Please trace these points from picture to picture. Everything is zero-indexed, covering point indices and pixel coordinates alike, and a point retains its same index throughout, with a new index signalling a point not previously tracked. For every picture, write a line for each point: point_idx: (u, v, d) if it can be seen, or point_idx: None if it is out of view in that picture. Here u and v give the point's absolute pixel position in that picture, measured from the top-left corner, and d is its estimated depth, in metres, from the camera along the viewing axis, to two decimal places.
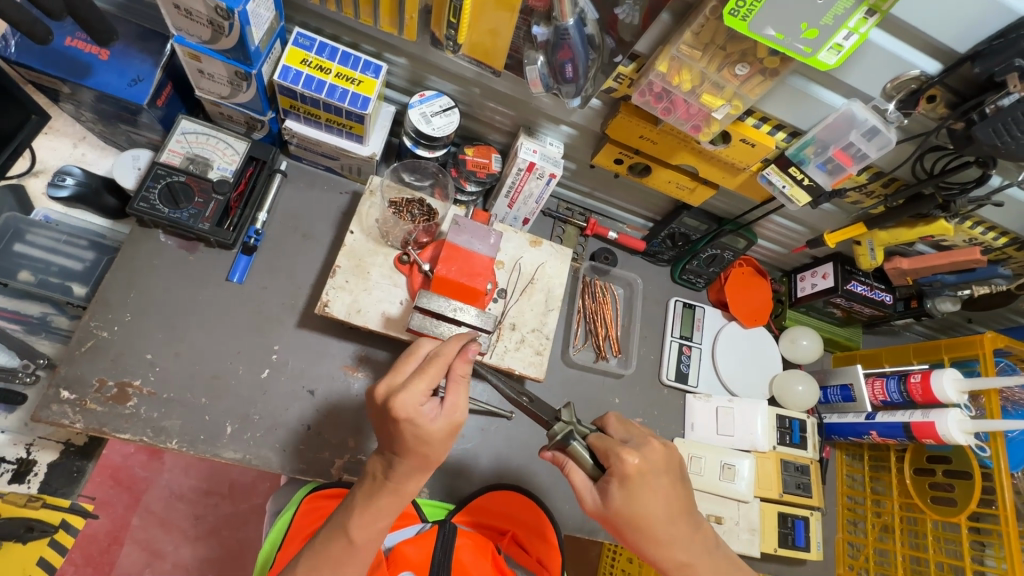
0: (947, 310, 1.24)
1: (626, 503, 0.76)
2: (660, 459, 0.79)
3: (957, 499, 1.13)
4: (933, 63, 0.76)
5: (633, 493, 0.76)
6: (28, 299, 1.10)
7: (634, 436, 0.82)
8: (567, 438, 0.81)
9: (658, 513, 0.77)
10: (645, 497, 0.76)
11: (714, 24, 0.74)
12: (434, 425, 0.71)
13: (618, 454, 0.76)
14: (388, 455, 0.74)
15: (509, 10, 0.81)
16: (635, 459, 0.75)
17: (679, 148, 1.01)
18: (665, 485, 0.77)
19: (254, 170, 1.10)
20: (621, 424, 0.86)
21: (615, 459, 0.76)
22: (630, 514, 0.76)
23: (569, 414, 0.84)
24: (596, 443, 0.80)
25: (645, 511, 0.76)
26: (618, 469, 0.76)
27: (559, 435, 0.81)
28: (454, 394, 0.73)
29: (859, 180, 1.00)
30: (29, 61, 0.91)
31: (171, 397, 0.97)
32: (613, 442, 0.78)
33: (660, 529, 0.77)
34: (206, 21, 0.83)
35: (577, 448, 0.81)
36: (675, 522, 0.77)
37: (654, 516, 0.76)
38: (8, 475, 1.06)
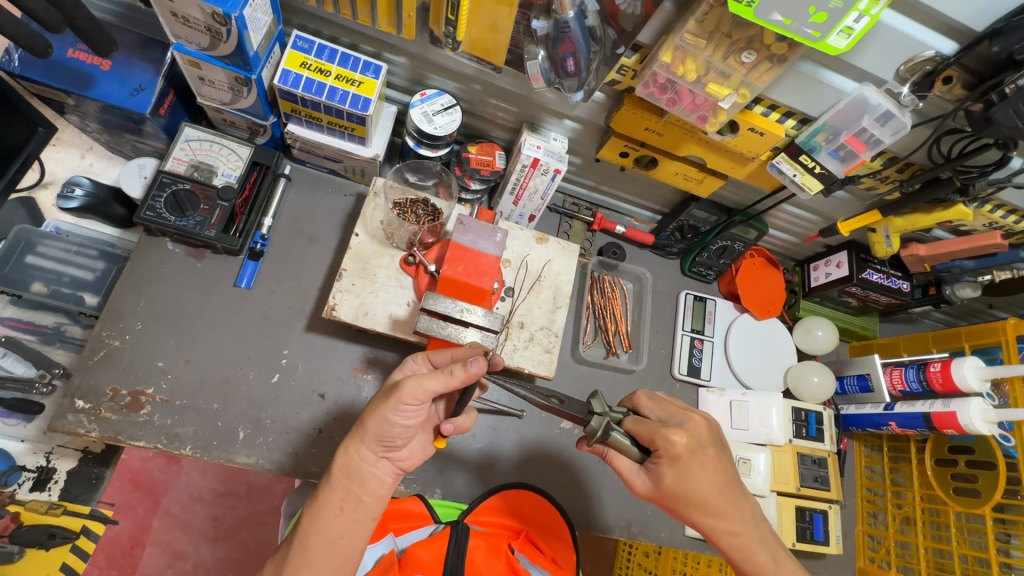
0: (967, 296, 1.21)
1: (680, 479, 0.79)
2: (703, 434, 0.81)
3: (980, 490, 1.11)
4: (949, 43, 0.73)
5: (684, 470, 0.78)
6: (41, 310, 1.13)
7: (674, 415, 0.84)
8: (606, 432, 0.80)
9: (709, 488, 0.79)
10: (697, 472, 0.79)
11: (718, 11, 0.72)
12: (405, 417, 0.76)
13: (665, 434, 0.79)
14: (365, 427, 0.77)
15: (508, 4, 0.80)
16: (682, 436, 0.79)
17: (686, 139, 0.99)
18: (714, 458, 0.80)
19: (259, 175, 1.10)
20: (652, 402, 0.87)
21: (661, 438, 0.79)
22: (685, 492, 0.79)
23: (601, 405, 0.82)
24: (636, 429, 0.82)
25: (697, 485, 0.79)
26: (667, 448, 0.78)
27: (599, 430, 0.79)
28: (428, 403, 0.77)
29: (873, 165, 0.97)
30: (33, 75, 0.92)
31: (183, 404, 0.98)
32: (657, 425, 0.80)
33: (714, 500, 0.79)
34: (204, 28, 0.83)
35: (618, 439, 0.81)
36: (726, 494, 0.80)
37: (705, 489, 0.79)
38: (31, 482, 1.09)
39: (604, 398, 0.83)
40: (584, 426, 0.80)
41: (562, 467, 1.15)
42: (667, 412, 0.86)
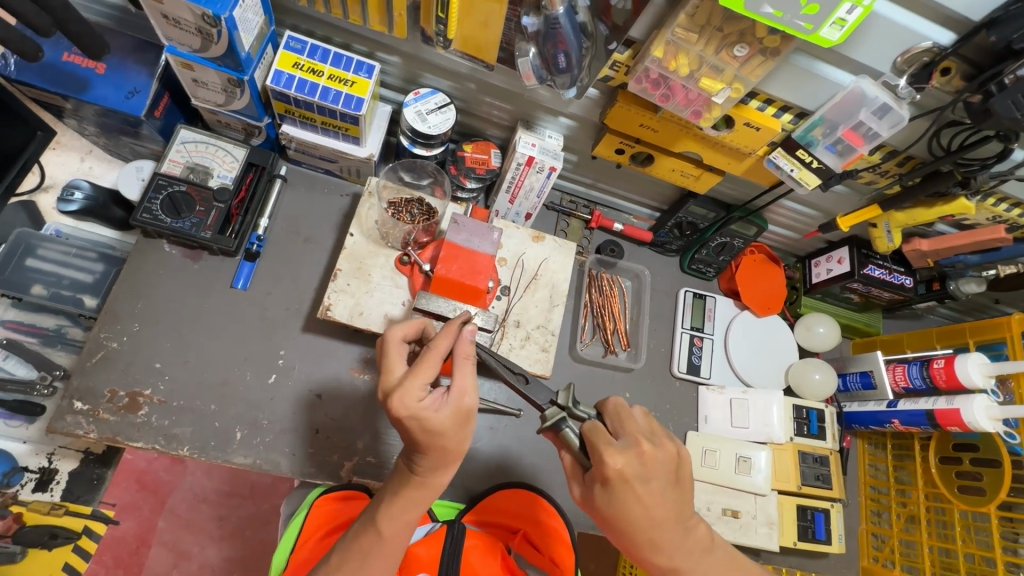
0: (972, 291, 1.18)
1: (611, 502, 0.76)
2: (643, 463, 0.76)
3: (986, 488, 1.09)
4: (947, 33, 0.72)
5: (615, 497, 0.75)
6: (42, 312, 1.14)
7: (625, 433, 0.79)
8: (559, 424, 0.81)
9: (641, 515, 0.76)
10: (631, 502, 0.75)
11: (709, 4, 0.71)
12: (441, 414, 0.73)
13: (603, 457, 0.74)
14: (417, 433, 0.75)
15: (497, 1, 0.79)
16: (618, 461, 0.74)
17: (681, 135, 0.98)
18: (655, 490, 0.76)
19: (254, 176, 1.10)
20: (615, 413, 0.83)
21: (599, 459, 0.75)
22: (616, 518, 0.76)
23: (567, 398, 0.84)
24: (585, 435, 0.78)
25: (628, 511, 0.75)
26: (602, 469, 0.75)
27: (552, 417, 0.80)
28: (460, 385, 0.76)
29: (872, 159, 0.95)
30: (29, 79, 0.93)
31: (181, 405, 0.99)
32: (599, 442, 0.76)
33: (647, 529, 0.76)
34: (195, 30, 0.83)
35: (568, 436, 0.80)
36: (661, 527, 0.76)
37: (633, 519, 0.76)
38: (34, 483, 1.10)
39: (573, 393, 0.84)
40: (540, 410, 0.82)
41: (561, 467, 1.15)
42: (620, 428, 0.81)
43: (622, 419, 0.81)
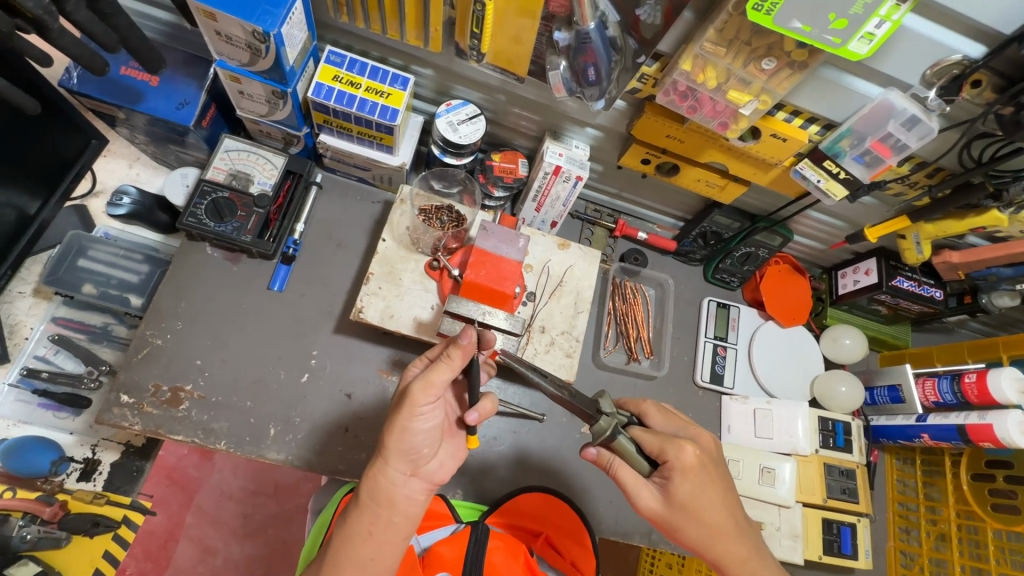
0: (1005, 305, 1.17)
1: (691, 493, 0.79)
2: (711, 449, 0.85)
3: (1020, 507, 1.07)
4: (977, 46, 0.73)
5: (697, 485, 0.80)
6: (90, 310, 1.21)
7: (682, 429, 0.87)
8: (613, 433, 0.82)
9: (716, 509, 0.80)
10: (705, 491, 0.80)
11: (737, 19, 0.73)
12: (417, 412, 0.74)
13: (675, 445, 0.80)
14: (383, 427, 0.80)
15: (530, 16, 0.82)
16: (692, 451, 0.80)
17: (708, 146, 0.99)
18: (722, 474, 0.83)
19: (292, 183, 1.14)
20: (659, 414, 0.90)
21: (671, 451, 0.80)
22: (697, 508, 0.79)
23: (609, 406, 0.85)
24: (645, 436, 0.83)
25: (706, 501, 0.80)
26: (678, 460, 0.80)
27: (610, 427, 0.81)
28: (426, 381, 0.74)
29: (901, 170, 0.95)
30: (89, 91, 0.99)
31: (219, 401, 1.03)
32: (667, 436, 0.82)
33: (719, 518, 0.80)
34: (244, 45, 0.88)
35: (624, 444, 0.82)
36: (732, 514, 0.81)
37: (713, 509, 0.80)
38: (78, 473, 1.15)
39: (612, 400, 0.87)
40: (594, 424, 0.82)
41: (583, 473, 1.16)
42: (674, 426, 0.88)
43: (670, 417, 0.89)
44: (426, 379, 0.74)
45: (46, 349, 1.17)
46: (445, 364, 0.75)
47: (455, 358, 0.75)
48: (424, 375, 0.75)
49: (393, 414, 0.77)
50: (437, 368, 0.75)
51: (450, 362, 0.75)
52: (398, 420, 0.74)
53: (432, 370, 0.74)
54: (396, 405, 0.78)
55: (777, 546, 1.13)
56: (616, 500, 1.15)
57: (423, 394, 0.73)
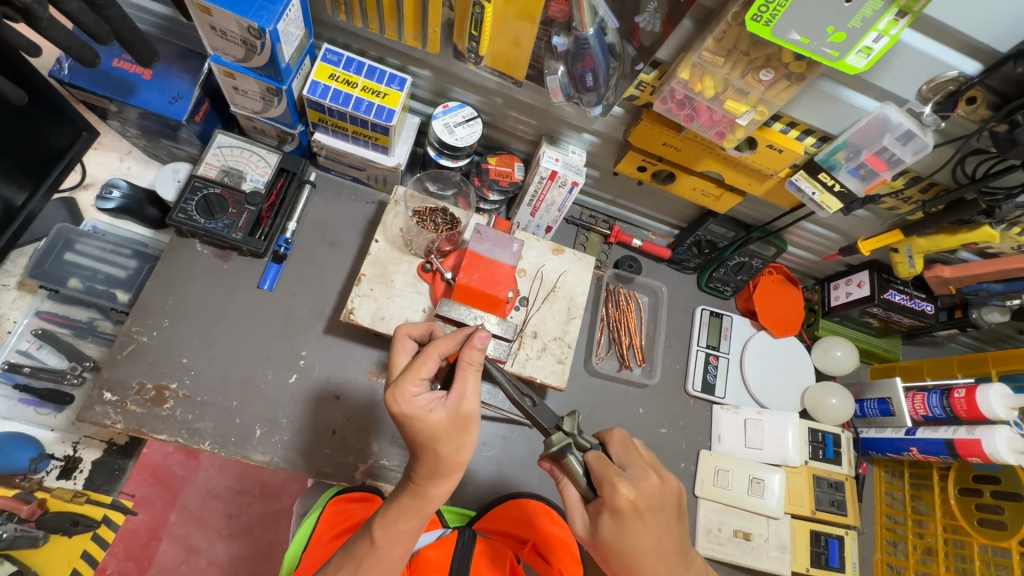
0: (995, 320, 1.18)
1: (620, 534, 0.74)
2: (656, 494, 0.75)
3: (1006, 523, 1.07)
4: (973, 63, 0.73)
5: (627, 527, 0.74)
6: (76, 305, 1.19)
7: (635, 465, 0.77)
8: (563, 451, 0.78)
9: (646, 555, 0.75)
10: (638, 533, 0.74)
11: (736, 30, 0.73)
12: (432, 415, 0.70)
13: (612, 484, 0.74)
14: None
15: (529, 21, 0.82)
16: (629, 493, 0.72)
17: (704, 155, 0.99)
18: (665, 522, 0.75)
19: (285, 181, 1.13)
20: (621, 445, 0.81)
21: (608, 488, 0.74)
22: (622, 548, 0.75)
23: (571, 426, 0.79)
24: (593, 465, 0.76)
25: (635, 542, 0.74)
26: (613, 500, 0.73)
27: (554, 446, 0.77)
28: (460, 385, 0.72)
29: (895, 184, 0.96)
30: (80, 83, 0.97)
31: (204, 400, 1.01)
32: (611, 471, 0.74)
33: (646, 562, 0.75)
34: (240, 41, 0.86)
35: (571, 464, 0.78)
36: (666, 562, 0.75)
37: (643, 553, 0.75)
38: (58, 471, 1.14)
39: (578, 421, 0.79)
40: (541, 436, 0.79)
41: None
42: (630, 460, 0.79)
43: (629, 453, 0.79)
44: (414, 378, 0.72)
45: (30, 343, 1.15)
46: (470, 370, 0.73)
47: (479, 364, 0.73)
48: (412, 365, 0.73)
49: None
50: (424, 362, 0.73)
51: (436, 355, 0.74)
52: (394, 417, 0.74)
53: (418, 365, 0.73)
54: (387, 397, 0.76)
55: (765, 557, 1.13)
56: None
57: (415, 384, 0.72)
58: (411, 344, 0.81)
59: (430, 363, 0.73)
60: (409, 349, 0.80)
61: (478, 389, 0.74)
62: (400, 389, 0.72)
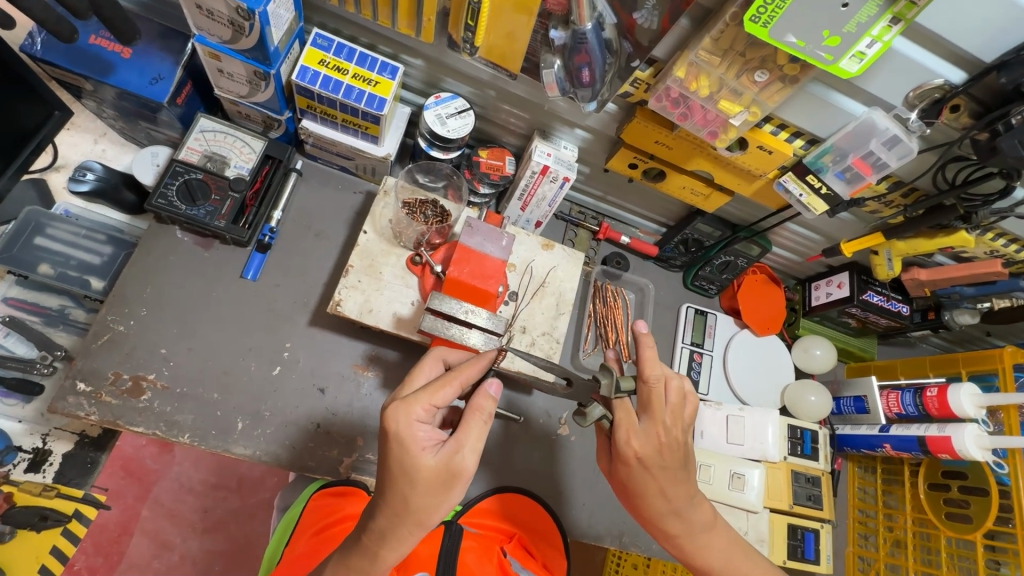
0: (966, 322, 1.22)
1: (630, 476, 0.84)
2: (670, 456, 0.82)
3: (972, 516, 1.12)
4: (958, 72, 0.75)
5: (636, 472, 0.83)
6: (47, 292, 1.14)
7: (650, 415, 0.82)
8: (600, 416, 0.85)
9: (659, 498, 0.83)
10: (652, 480, 0.82)
11: (734, 30, 0.73)
12: (426, 457, 0.70)
13: (635, 435, 0.81)
14: (398, 499, 0.70)
15: (527, 14, 0.81)
16: (634, 445, 0.81)
17: (695, 154, 1.00)
18: (670, 474, 0.82)
19: (270, 168, 1.11)
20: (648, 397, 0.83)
21: (631, 441, 0.81)
22: (642, 490, 0.83)
23: (608, 390, 0.83)
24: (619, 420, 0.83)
25: (648, 489, 0.83)
26: (620, 449, 0.82)
27: (594, 415, 0.84)
28: (470, 437, 0.72)
29: (878, 189, 0.98)
30: (54, 59, 0.93)
31: (184, 392, 0.98)
32: (626, 425, 0.82)
33: (657, 508, 0.84)
34: (227, 22, 0.83)
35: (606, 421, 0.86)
36: (670, 505, 0.84)
37: (652, 496, 0.83)
38: (26, 464, 1.09)
39: (613, 381, 0.82)
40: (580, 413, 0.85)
41: (557, 475, 1.16)
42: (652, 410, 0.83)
43: (651, 404, 0.82)
44: (477, 452, 0.73)
45: None
46: (481, 421, 0.73)
47: (494, 415, 0.75)
48: (426, 395, 0.72)
49: (433, 494, 0.70)
50: (479, 432, 0.73)
51: (489, 420, 0.74)
52: (446, 498, 0.71)
53: (475, 438, 0.72)
54: (432, 481, 0.70)
55: None
56: (588, 503, 1.16)
57: (424, 410, 0.72)
58: (430, 410, 0.73)
59: (448, 392, 0.74)
60: (426, 417, 0.73)
61: (478, 445, 0.73)
62: (466, 465, 0.71)
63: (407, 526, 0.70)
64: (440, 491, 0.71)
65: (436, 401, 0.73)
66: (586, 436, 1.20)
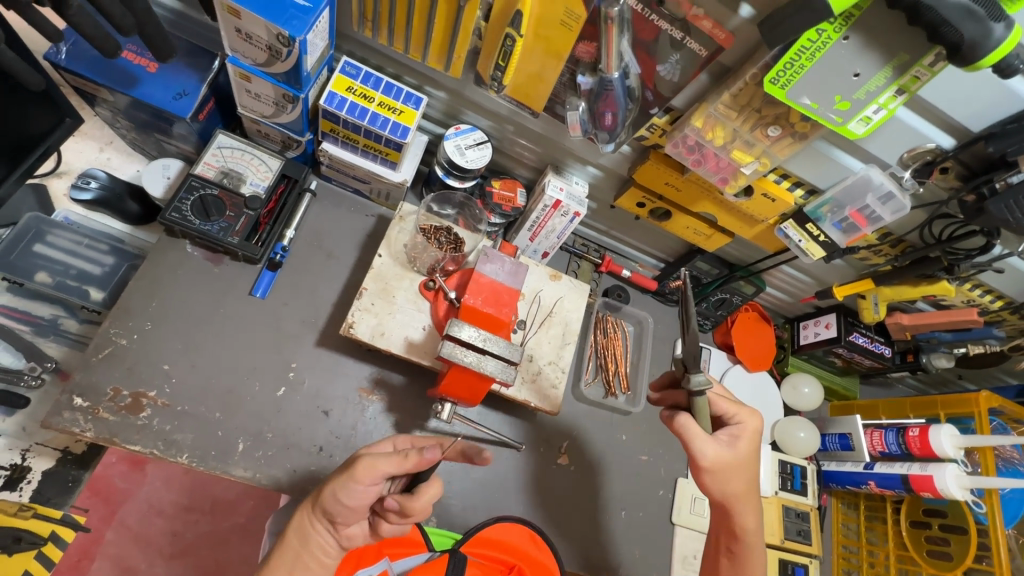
0: (942, 366, 1.30)
1: (741, 450, 0.86)
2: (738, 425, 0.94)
3: (952, 554, 1.15)
4: (948, 138, 0.82)
5: (753, 445, 0.88)
6: (38, 300, 1.10)
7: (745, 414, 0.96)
8: (703, 391, 0.82)
9: (738, 476, 0.87)
10: (756, 451, 0.89)
11: (752, 88, 0.79)
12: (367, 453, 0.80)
13: (751, 412, 0.90)
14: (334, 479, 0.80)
15: (556, 58, 0.85)
16: (756, 420, 0.90)
17: (702, 198, 1.05)
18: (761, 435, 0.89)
19: (286, 188, 1.11)
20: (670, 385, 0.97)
21: (746, 416, 0.89)
22: (750, 462, 0.87)
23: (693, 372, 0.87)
24: (727, 408, 0.90)
25: (747, 467, 0.88)
26: (744, 422, 0.88)
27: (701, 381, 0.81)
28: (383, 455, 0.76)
29: (870, 239, 1.06)
30: (78, 69, 0.92)
31: (184, 410, 0.96)
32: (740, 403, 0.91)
33: (750, 488, 0.88)
34: (264, 46, 0.85)
35: (702, 403, 0.84)
36: (750, 486, 0.89)
37: (747, 471, 0.88)
38: (2, 480, 1.05)
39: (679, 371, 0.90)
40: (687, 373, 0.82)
41: (557, 504, 1.16)
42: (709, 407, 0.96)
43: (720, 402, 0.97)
44: (374, 468, 0.74)
45: None
46: (396, 458, 0.75)
47: (404, 459, 0.75)
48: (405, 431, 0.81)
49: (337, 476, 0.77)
50: (389, 462, 0.75)
51: (400, 461, 0.75)
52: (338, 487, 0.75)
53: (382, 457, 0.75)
54: (343, 468, 0.78)
55: None
56: (585, 534, 1.16)
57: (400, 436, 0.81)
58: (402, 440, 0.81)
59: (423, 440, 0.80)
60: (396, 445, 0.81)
61: (381, 467, 0.74)
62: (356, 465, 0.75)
63: (315, 497, 0.78)
64: (338, 476, 0.76)
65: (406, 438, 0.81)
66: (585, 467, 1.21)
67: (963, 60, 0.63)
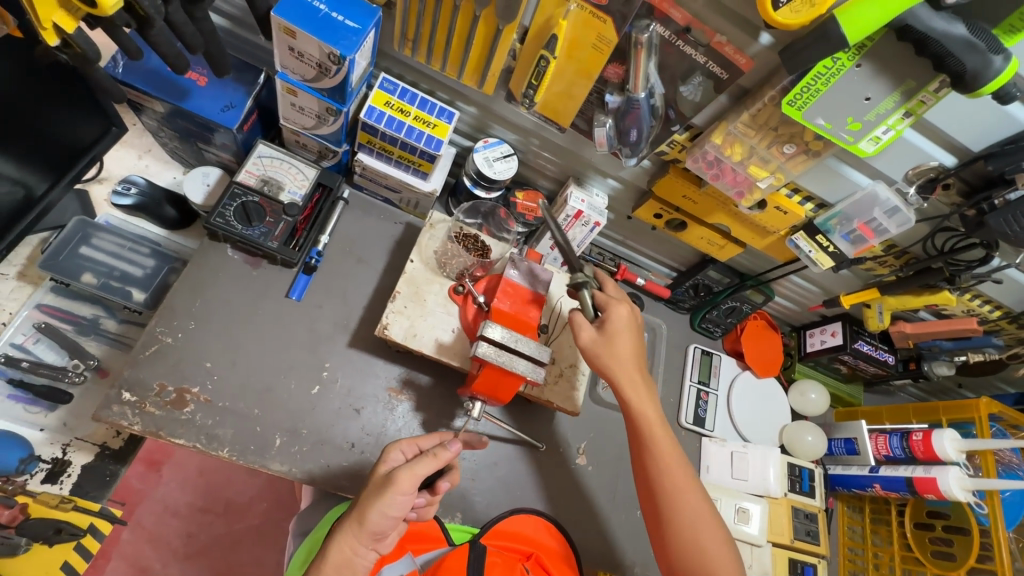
0: (943, 373, 1.36)
1: (592, 343, 0.95)
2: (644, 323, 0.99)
3: (956, 554, 1.19)
4: (950, 157, 0.88)
5: (612, 335, 0.94)
6: (82, 301, 1.16)
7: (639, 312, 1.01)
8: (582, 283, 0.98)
9: (623, 352, 0.94)
10: (629, 335, 0.95)
11: (770, 109, 0.85)
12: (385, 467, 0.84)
13: (618, 303, 0.96)
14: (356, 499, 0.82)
15: (586, 78, 0.92)
16: (621, 310, 0.95)
17: (717, 210, 1.11)
18: (633, 322, 0.96)
19: (320, 195, 1.17)
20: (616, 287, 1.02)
21: (613, 306, 0.95)
22: (614, 351, 0.94)
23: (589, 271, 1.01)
24: (602, 298, 0.97)
25: (626, 352, 0.94)
26: (611, 312, 0.95)
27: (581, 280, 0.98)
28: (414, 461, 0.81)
29: (876, 250, 1.13)
30: (134, 81, 0.98)
31: (225, 406, 1.00)
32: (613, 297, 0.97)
33: (629, 373, 0.94)
34: (315, 63, 0.91)
35: (586, 295, 0.97)
36: (639, 374, 0.95)
37: (630, 355, 0.94)
38: (43, 474, 1.07)
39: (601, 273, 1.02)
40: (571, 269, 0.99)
41: (575, 501, 1.21)
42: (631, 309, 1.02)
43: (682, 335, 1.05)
44: (415, 473, 0.80)
45: (26, 337, 1.10)
46: (431, 458, 0.82)
47: (440, 457, 0.83)
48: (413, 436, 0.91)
49: (371, 493, 0.80)
50: (426, 463, 0.81)
51: (437, 460, 0.82)
52: (381, 502, 0.78)
53: (416, 463, 0.81)
54: (376, 483, 0.81)
55: None
56: (603, 531, 1.20)
57: (407, 444, 0.89)
58: (410, 448, 0.89)
59: (430, 438, 0.92)
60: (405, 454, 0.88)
61: (418, 472, 0.80)
62: (397, 476, 0.79)
63: (351, 521, 0.79)
64: (376, 493, 0.79)
65: (418, 442, 0.90)
66: (602, 467, 1.26)
67: (966, 88, 0.69)
